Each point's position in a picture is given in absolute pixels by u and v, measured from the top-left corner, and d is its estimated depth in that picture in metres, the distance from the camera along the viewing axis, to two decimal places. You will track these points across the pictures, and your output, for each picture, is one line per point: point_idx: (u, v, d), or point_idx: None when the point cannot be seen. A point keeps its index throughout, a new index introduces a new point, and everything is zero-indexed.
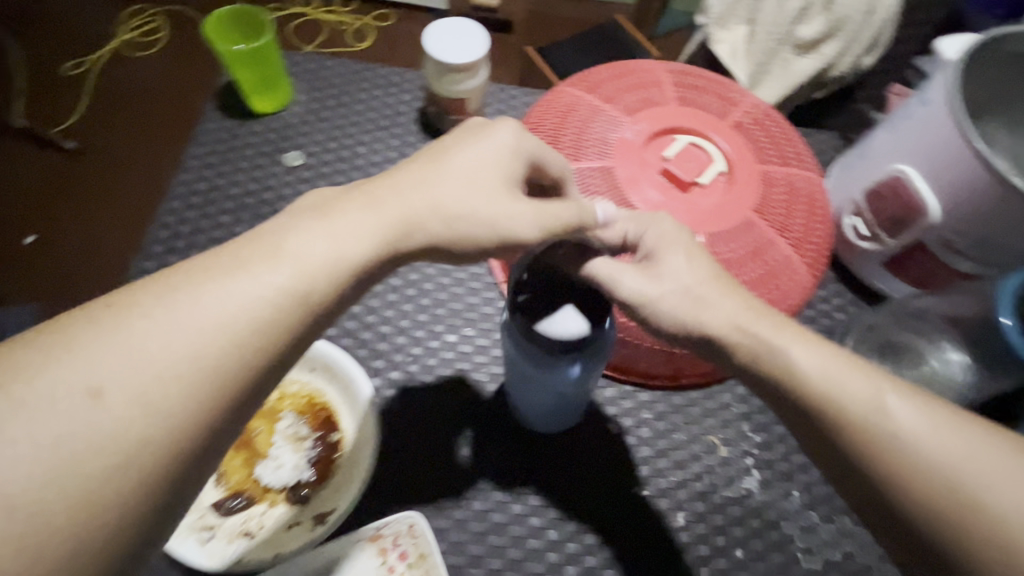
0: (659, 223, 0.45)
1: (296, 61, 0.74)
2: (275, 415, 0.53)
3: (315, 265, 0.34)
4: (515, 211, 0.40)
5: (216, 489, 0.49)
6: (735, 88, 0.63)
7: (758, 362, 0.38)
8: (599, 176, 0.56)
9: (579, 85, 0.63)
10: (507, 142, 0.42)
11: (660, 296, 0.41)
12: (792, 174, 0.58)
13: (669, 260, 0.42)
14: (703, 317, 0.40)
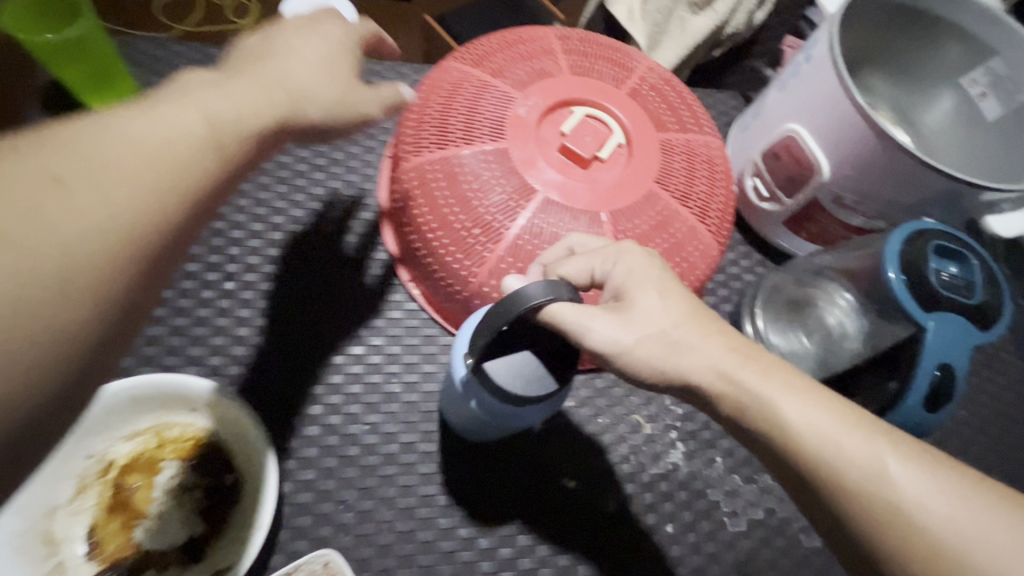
0: (630, 253, 0.39)
1: (140, 49, 0.63)
2: (154, 467, 0.46)
3: (237, 116, 0.37)
4: (350, 92, 0.43)
5: (90, 562, 0.43)
6: (629, 52, 0.61)
7: (738, 408, 0.35)
8: (494, 158, 0.51)
9: (466, 58, 0.57)
10: (341, 28, 0.45)
11: (636, 342, 0.36)
12: (691, 140, 0.57)
13: (644, 302, 0.37)
14: (682, 362, 0.36)
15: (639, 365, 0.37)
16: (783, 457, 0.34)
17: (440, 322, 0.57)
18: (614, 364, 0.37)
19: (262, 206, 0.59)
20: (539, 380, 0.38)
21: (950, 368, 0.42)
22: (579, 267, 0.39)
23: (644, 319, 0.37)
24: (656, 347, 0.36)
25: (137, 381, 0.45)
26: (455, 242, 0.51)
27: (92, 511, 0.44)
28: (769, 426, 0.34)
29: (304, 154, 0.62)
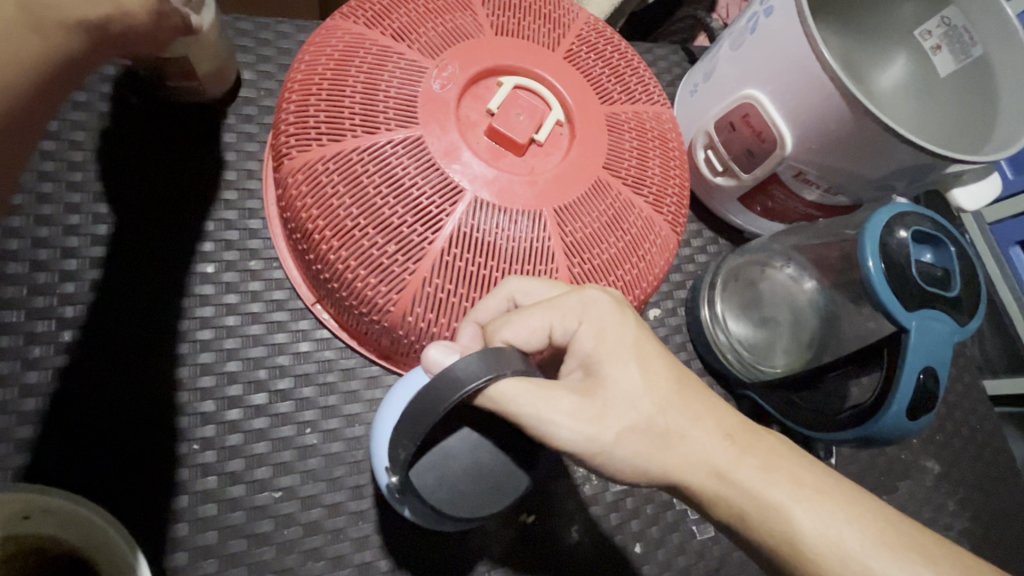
0: (599, 320, 0.34)
1: None
2: None
3: (48, 2, 0.29)
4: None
5: None
6: (561, 3, 0.50)
7: (731, 509, 0.32)
8: (406, 150, 0.40)
9: (357, 15, 0.45)
10: None
11: (616, 437, 0.32)
12: (639, 112, 0.48)
13: (621, 383, 0.32)
14: (671, 457, 0.32)
15: (620, 462, 0.32)
16: (783, 562, 0.31)
17: (360, 352, 0.47)
18: (590, 460, 0.32)
19: (103, 224, 0.45)
20: (473, 499, 0.34)
21: (933, 369, 0.38)
22: (532, 339, 0.34)
23: (622, 402, 0.32)
24: (638, 441, 0.32)
25: None
26: (365, 262, 0.40)
27: None
28: (768, 529, 0.31)
29: (153, 149, 0.47)
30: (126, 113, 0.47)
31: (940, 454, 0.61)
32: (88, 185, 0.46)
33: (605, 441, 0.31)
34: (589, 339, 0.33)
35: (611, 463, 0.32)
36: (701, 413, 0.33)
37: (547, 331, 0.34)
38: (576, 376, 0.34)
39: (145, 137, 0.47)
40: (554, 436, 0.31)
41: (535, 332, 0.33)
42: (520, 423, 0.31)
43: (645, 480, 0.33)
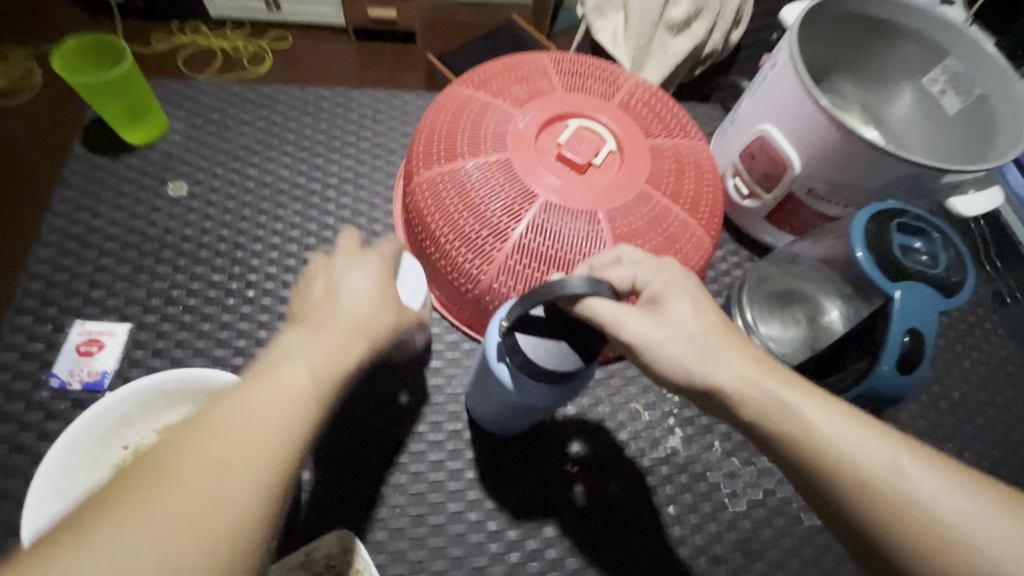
0: (669, 271, 0.44)
1: (169, 89, 0.70)
2: None
3: (334, 371, 0.39)
4: (402, 317, 0.46)
5: None
6: (617, 70, 0.66)
7: (751, 411, 0.37)
8: (497, 168, 0.56)
9: (467, 83, 0.63)
10: (372, 260, 0.47)
11: (666, 339, 0.40)
12: (678, 145, 0.62)
13: (682, 312, 0.41)
14: (710, 366, 0.39)
15: (671, 371, 0.40)
16: (795, 455, 0.36)
17: (451, 322, 0.62)
18: (644, 365, 0.41)
19: (281, 224, 0.64)
20: (567, 355, 0.44)
21: (918, 332, 0.44)
22: (619, 277, 0.44)
23: (677, 324, 0.41)
24: (685, 355, 0.40)
25: (180, 371, 0.49)
26: (464, 244, 0.55)
27: None
28: (782, 426, 0.36)
29: (319, 176, 0.68)
30: (306, 154, 0.69)
31: (994, 469, 0.62)
32: (274, 197, 0.66)
33: (662, 353, 0.40)
34: (659, 281, 0.43)
35: (663, 372, 0.40)
36: (736, 341, 0.40)
37: (632, 278, 0.44)
38: (645, 305, 0.43)
39: (315, 171, 0.68)
40: (623, 340, 0.40)
41: (621, 271, 0.44)
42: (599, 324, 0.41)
43: (682, 387, 0.40)
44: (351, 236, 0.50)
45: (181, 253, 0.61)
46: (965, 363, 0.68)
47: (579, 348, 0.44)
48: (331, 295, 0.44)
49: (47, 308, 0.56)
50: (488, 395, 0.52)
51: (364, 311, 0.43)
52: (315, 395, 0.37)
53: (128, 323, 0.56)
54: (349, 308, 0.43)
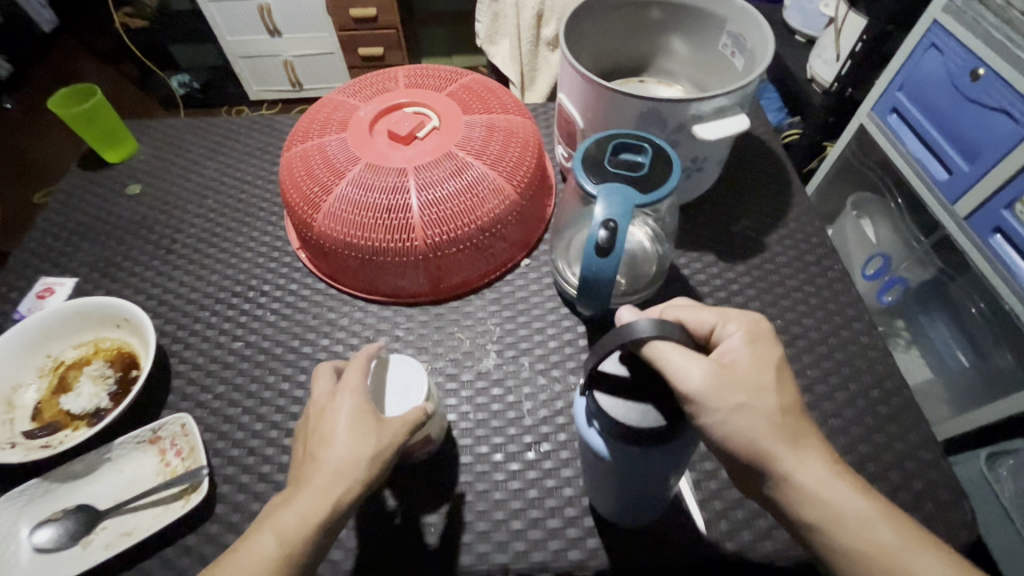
0: (746, 332, 0.44)
1: (141, 123, 0.94)
2: (87, 364, 0.66)
3: (294, 534, 0.44)
4: (392, 436, 0.49)
5: (31, 421, 0.61)
6: (458, 73, 0.82)
7: (811, 513, 0.40)
8: (336, 145, 0.72)
9: (337, 93, 0.81)
10: (345, 396, 0.50)
11: (744, 405, 0.41)
12: (493, 119, 0.75)
13: (752, 387, 0.42)
14: (783, 457, 0.40)
15: (746, 452, 0.41)
16: (845, 564, 0.39)
17: (315, 272, 0.76)
18: (721, 444, 0.41)
19: (204, 210, 0.84)
20: (656, 409, 0.41)
21: (613, 224, 0.52)
22: (699, 323, 0.46)
23: (756, 394, 0.42)
24: (764, 444, 0.41)
25: (90, 298, 0.67)
26: (306, 200, 0.70)
27: (41, 391, 0.64)
28: (835, 532, 0.39)
29: (239, 176, 0.87)
30: (232, 161, 0.89)
31: (809, 388, 0.64)
32: (202, 192, 0.86)
33: (742, 438, 0.41)
34: (742, 351, 0.43)
35: (749, 457, 0.41)
36: (809, 436, 0.42)
37: (713, 322, 0.46)
38: (723, 356, 0.43)
39: (237, 172, 0.88)
40: (690, 396, 0.40)
41: (697, 318, 0.46)
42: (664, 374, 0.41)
43: (745, 466, 0.42)
44: (331, 372, 0.54)
45: (126, 233, 0.81)
46: (795, 295, 0.71)
47: (671, 410, 0.42)
48: (312, 446, 0.49)
49: (25, 270, 0.77)
50: (596, 476, 0.50)
51: (342, 451, 0.47)
52: (277, 555, 0.43)
53: (76, 278, 0.76)
54: (328, 454, 0.47)
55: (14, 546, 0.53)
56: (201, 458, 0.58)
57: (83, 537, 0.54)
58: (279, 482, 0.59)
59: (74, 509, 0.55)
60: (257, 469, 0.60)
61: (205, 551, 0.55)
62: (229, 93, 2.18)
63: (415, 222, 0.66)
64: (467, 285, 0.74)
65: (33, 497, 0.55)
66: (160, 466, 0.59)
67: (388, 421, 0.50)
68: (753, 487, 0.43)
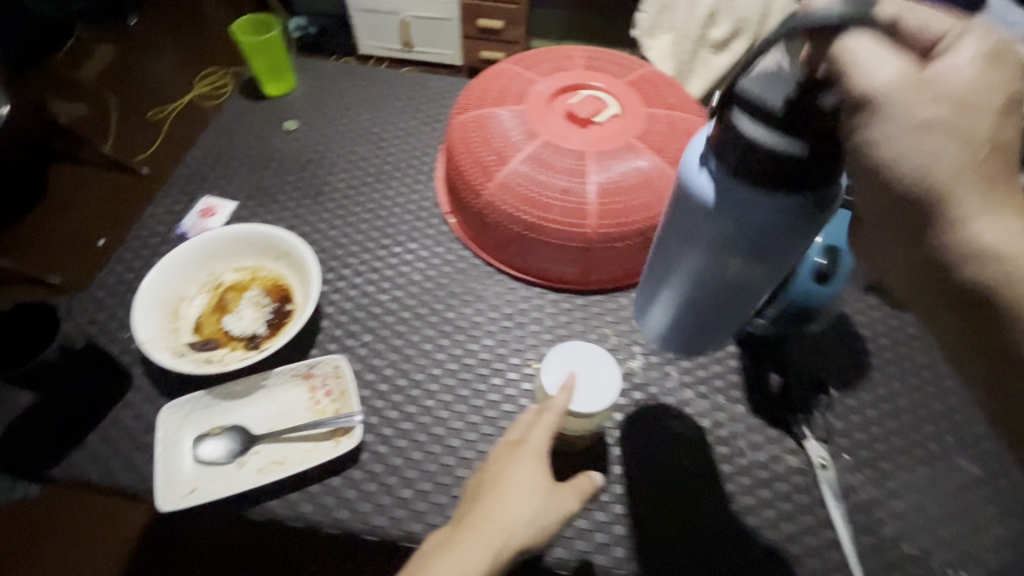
0: (981, 38, 0.28)
1: (300, 60, 0.95)
2: (245, 289, 0.67)
3: None
4: (562, 505, 0.48)
5: (192, 333, 0.63)
6: (637, 62, 0.79)
7: (1003, 283, 0.27)
8: (514, 115, 0.71)
9: (510, 59, 0.79)
10: (528, 451, 0.50)
11: (944, 128, 0.27)
12: (675, 116, 0.72)
13: (960, 108, 0.28)
14: (969, 203, 0.27)
15: (930, 198, 0.28)
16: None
17: (463, 240, 0.76)
18: (893, 183, 0.29)
19: (356, 158, 0.84)
20: (792, 128, 0.37)
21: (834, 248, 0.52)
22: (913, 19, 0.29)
23: (964, 117, 0.28)
24: (949, 181, 0.27)
25: (258, 227, 0.68)
26: (478, 167, 0.69)
27: (202, 307, 0.65)
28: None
29: (392, 129, 0.87)
30: (386, 113, 0.89)
31: (980, 459, 0.59)
32: (355, 138, 0.86)
33: (929, 173, 0.28)
34: (970, 59, 0.28)
35: (934, 205, 0.28)
36: (1014, 193, 0.28)
37: (944, 30, 0.29)
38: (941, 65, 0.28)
39: (390, 124, 0.87)
40: (873, 107, 0.29)
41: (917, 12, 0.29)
42: (840, 75, 0.30)
43: (913, 212, 0.29)
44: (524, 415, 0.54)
45: (281, 166, 0.82)
46: None
47: (810, 133, 0.36)
48: (480, 496, 0.49)
49: (187, 185, 0.79)
50: (686, 237, 0.48)
51: (515, 510, 0.47)
52: None
53: (236, 202, 0.77)
54: (500, 510, 0.47)
55: (178, 452, 0.55)
56: (353, 404, 0.59)
57: (239, 456, 0.56)
58: (419, 442, 0.60)
59: (232, 427, 0.57)
60: (400, 425, 0.61)
61: (348, 494, 0.56)
62: (341, 43, 2.20)
63: (588, 208, 0.64)
64: (615, 282, 0.72)
65: (196, 408, 0.57)
66: (310, 402, 0.60)
67: (560, 487, 0.49)
68: (907, 249, 0.30)
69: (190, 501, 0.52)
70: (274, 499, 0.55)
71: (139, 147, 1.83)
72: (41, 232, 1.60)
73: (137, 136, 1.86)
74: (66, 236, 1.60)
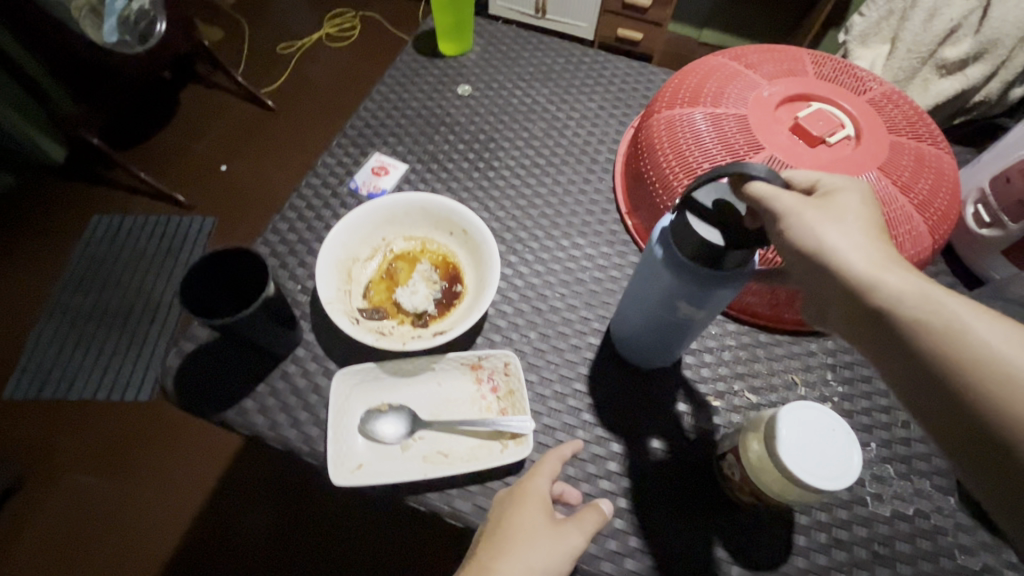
0: (859, 188, 0.41)
1: (478, 22, 0.90)
2: (416, 262, 0.65)
3: None
4: (572, 542, 0.44)
5: (363, 299, 0.61)
6: (872, 77, 0.69)
7: (903, 319, 0.34)
8: (733, 120, 0.63)
9: (725, 54, 0.70)
10: (526, 493, 0.47)
11: (823, 215, 0.39)
12: (922, 149, 0.62)
13: (843, 217, 0.38)
14: (838, 252, 0.37)
15: (843, 267, 0.37)
16: (959, 383, 0.31)
17: (639, 247, 0.70)
18: (807, 254, 0.38)
19: (528, 137, 0.79)
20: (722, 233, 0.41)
21: None
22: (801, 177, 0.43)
23: (832, 209, 0.39)
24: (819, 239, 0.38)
25: (439, 198, 0.65)
26: (685, 173, 0.62)
27: (373, 273, 0.63)
28: (952, 345, 0.32)
29: (569, 112, 0.81)
30: (564, 94, 0.83)
31: None
32: (529, 115, 0.81)
33: (828, 246, 0.37)
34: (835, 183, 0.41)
35: (836, 267, 0.37)
36: (877, 247, 0.37)
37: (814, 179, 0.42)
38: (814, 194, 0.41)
39: (566, 106, 0.82)
40: (773, 211, 0.39)
41: (807, 171, 0.42)
42: (753, 202, 0.40)
43: (806, 263, 0.39)
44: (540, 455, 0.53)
45: (451, 132, 0.78)
46: None
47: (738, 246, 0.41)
48: (482, 550, 0.45)
49: (359, 138, 0.77)
50: (646, 290, 0.51)
51: (523, 557, 0.43)
52: None
53: (407, 164, 0.74)
54: (505, 561, 0.43)
55: (348, 423, 0.53)
56: (523, 407, 0.56)
57: (405, 440, 0.53)
58: (580, 460, 0.56)
59: (401, 408, 0.55)
60: (562, 438, 0.57)
61: None
62: None
63: None
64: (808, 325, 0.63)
65: (367, 380, 0.56)
66: (476, 395, 0.57)
67: (564, 523, 0.46)
68: (833, 285, 0.37)
69: (357, 478, 0.50)
70: (434, 492, 0.52)
71: (268, 77, 1.85)
72: (165, 145, 1.65)
73: (266, 67, 1.89)
74: (187, 152, 1.64)
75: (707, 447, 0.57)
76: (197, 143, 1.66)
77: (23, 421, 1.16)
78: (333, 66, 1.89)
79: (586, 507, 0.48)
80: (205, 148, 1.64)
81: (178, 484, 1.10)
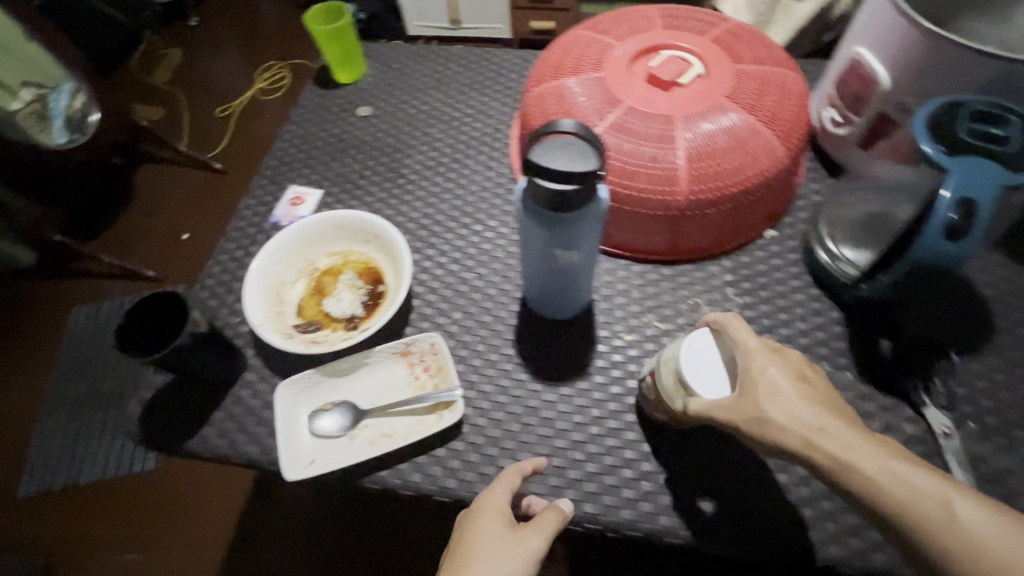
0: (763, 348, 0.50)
1: (370, 47, 0.96)
2: (340, 273, 0.70)
3: None
4: (524, 547, 0.50)
5: (296, 317, 0.67)
6: (718, 17, 0.75)
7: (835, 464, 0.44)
8: (594, 84, 0.68)
9: (582, 26, 0.76)
10: (486, 508, 0.52)
11: (750, 395, 0.48)
12: (766, 70, 0.68)
13: (771, 403, 0.47)
14: (776, 432, 0.46)
15: (786, 438, 0.45)
16: (902, 525, 0.41)
17: None
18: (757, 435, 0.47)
19: (430, 140, 0.84)
20: (561, 179, 0.46)
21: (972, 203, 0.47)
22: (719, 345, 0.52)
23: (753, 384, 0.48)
24: (759, 416, 0.46)
25: (348, 213, 0.71)
26: None
27: (302, 292, 0.69)
28: (877, 489, 0.42)
29: (464, 109, 0.87)
30: (458, 94, 0.89)
31: None
32: (428, 121, 0.87)
33: (770, 421, 0.46)
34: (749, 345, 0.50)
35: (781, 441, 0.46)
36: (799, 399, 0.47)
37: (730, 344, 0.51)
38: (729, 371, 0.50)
39: (461, 105, 0.88)
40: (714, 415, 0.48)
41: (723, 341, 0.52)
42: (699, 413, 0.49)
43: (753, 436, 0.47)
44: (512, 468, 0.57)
45: (359, 152, 0.84)
46: None
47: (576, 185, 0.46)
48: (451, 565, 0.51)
49: (276, 175, 0.83)
50: (528, 248, 0.56)
51: (486, 565, 0.49)
52: None
53: (322, 189, 0.80)
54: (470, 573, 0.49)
55: (297, 426, 0.59)
56: (452, 378, 0.61)
57: (351, 430, 0.59)
58: (516, 415, 0.61)
59: (343, 403, 0.60)
60: (496, 399, 0.62)
61: (453, 464, 0.58)
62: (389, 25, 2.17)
63: (681, 173, 0.62)
64: (703, 250, 0.69)
65: (308, 386, 0.61)
66: (410, 377, 0.62)
67: (523, 530, 0.51)
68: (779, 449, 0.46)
69: (311, 471, 0.56)
70: (386, 470, 0.58)
71: (211, 143, 1.92)
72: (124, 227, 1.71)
73: (207, 133, 1.95)
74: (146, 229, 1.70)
75: (629, 377, 0.62)
76: (154, 218, 1.72)
77: (40, 512, 1.21)
78: (269, 119, 1.96)
79: (546, 510, 0.53)
80: (162, 221, 1.71)
81: (195, 537, 1.16)
